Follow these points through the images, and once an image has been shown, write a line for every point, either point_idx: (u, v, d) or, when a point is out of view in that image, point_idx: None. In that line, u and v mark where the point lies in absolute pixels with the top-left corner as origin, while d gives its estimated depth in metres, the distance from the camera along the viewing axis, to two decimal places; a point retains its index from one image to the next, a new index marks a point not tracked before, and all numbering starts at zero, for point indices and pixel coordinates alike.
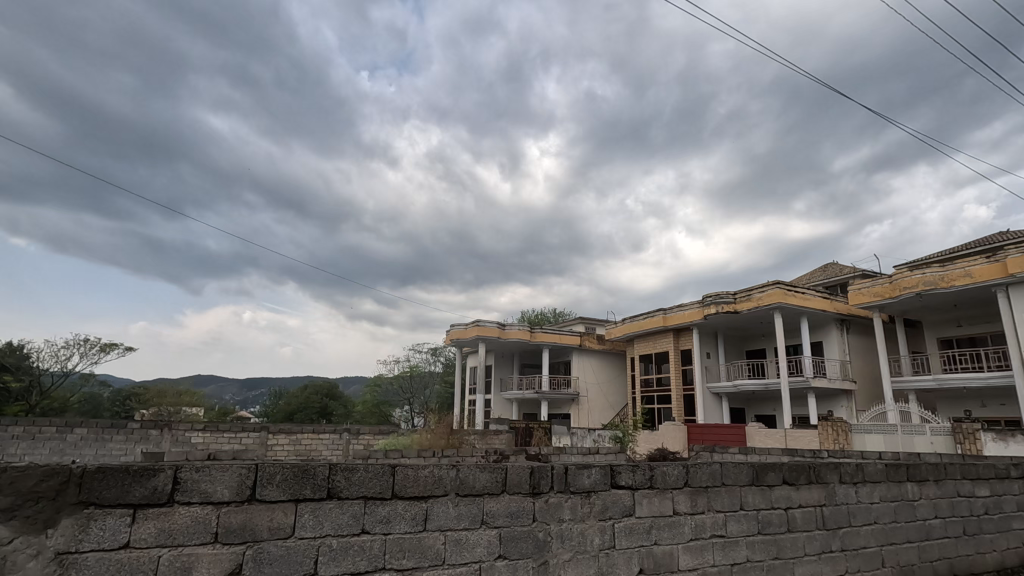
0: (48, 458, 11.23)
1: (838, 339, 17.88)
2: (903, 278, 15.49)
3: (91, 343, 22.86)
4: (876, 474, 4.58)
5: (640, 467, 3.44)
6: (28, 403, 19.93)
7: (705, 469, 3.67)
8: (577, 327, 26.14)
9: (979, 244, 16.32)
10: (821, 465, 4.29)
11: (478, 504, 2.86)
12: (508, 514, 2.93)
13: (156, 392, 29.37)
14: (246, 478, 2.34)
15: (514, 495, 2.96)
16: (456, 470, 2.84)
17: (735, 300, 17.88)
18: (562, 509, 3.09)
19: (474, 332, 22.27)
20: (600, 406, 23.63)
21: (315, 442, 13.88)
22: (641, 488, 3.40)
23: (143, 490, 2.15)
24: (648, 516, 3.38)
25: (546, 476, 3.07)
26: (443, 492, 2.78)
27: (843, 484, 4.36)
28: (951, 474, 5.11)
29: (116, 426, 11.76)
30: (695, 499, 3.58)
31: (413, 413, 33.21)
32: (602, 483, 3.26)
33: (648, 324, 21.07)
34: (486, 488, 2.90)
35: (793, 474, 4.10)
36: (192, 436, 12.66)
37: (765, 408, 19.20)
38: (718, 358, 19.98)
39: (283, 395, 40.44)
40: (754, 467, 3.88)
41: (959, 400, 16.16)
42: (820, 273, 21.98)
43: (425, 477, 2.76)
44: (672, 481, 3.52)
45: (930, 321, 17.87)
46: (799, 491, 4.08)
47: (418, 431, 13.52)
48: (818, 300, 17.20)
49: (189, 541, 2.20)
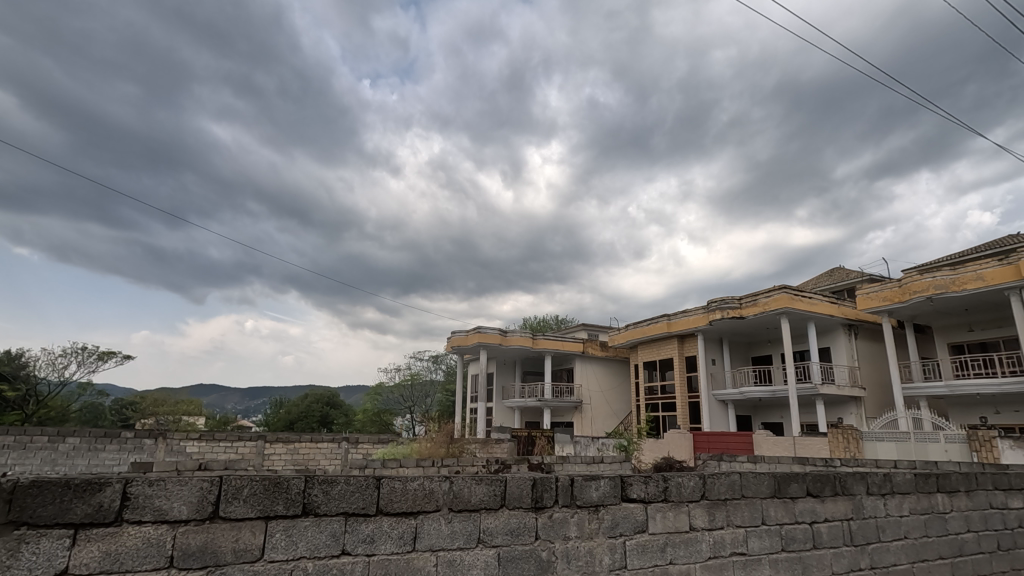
0: (39, 467, 10.90)
1: (846, 345, 17.54)
2: (913, 282, 15.15)
3: (89, 350, 22.66)
4: (905, 485, 4.26)
5: (653, 478, 3.13)
6: (25, 411, 19.63)
7: (723, 480, 3.36)
8: (579, 333, 25.87)
9: (988, 247, 16.02)
10: (848, 475, 3.98)
11: (474, 522, 2.56)
12: (507, 532, 2.63)
13: (153, 401, 29.01)
14: (208, 493, 2.05)
15: (515, 510, 2.67)
16: (450, 482, 2.55)
17: (740, 305, 17.58)
18: (567, 525, 2.79)
19: (474, 340, 21.94)
20: (604, 414, 23.23)
21: (314, 452, 13.59)
22: (655, 501, 3.10)
23: (86, 508, 1.86)
24: (663, 532, 3.07)
25: (550, 489, 2.77)
26: (435, 508, 2.48)
27: (871, 495, 4.04)
28: (983, 484, 4.78)
29: (109, 436, 11.47)
30: (712, 513, 3.27)
31: (414, 421, 32.76)
32: (611, 496, 2.95)
33: (651, 330, 20.79)
34: (483, 502, 2.60)
35: (818, 485, 3.79)
36: (187, 445, 12.40)
37: (772, 416, 18.82)
38: (724, 364, 19.62)
39: (284, 404, 40.07)
40: (776, 478, 3.56)
41: (972, 407, 15.76)
42: (826, 278, 21.68)
43: (414, 490, 2.45)
44: (688, 493, 3.21)
45: (940, 326, 17.50)
46: (825, 504, 3.77)
47: (418, 439, 13.20)
48: (825, 304, 16.84)
49: (140, 566, 1.92)
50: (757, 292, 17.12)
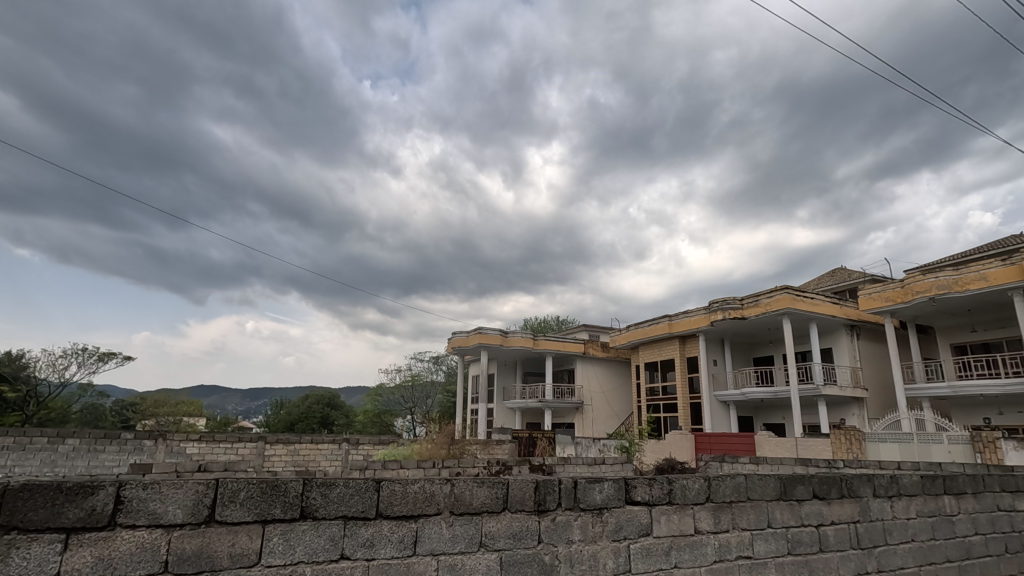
0: (38, 469, 10.84)
1: (848, 346, 17.46)
2: (916, 282, 15.07)
3: (90, 351, 22.63)
4: (912, 487, 4.21)
5: (657, 480, 3.08)
6: (25, 412, 19.57)
7: (728, 482, 3.31)
8: (580, 334, 25.81)
9: (991, 247, 15.96)
10: (854, 477, 3.92)
11: (475, 525, 2.51)
12: (509, 535, 2.58)
13: (154, 402, 28.97)
14: (203, 496, 2.01)
15: (517, 513, 2.62)
16: (451, 485, 2.50)
17: (742, 305, 17.51)
18: (570, 528, 2.74)
19: (475, 340, 21.88)
20: (605, 415, 23.17)
21: (314, 453, 13.54)
22: (660, 504, 3.04)
23: (78, 512, 1.81)
24: (667, 535, 3.02)
25: (553, 492, 2.72)
26: (436, 511, 2.43)
27: (877, 497, 3.99)
28: (990, 486, 4.73)
29: (109, 437, 11.43)
30: (718, 516, 3.22)
31: (414, 422, 32.71)
32: (615, 499, 2.90)
33: (652, 331, 20.73)
34: (485, 505, 2.55)
35: (824, 487, 3.73)
36: (187, 447, 12.33)
37: (773, 417, 18.75)
38: (726, 365, 19.56)
39: (285, 405, 40.01)
40: (782, 480, 3.51)
41: (975, 408, 15.69)
42: (828, 278, 21.61)
43: (415, 493, 2.40)
44: (693, 496, 3.16)
45: (943, 327, 17.43)
46: (831, 506, 3.72)
47: (419, 440, 13.13)
48: (827, 305, 16.77)
49: (133, 572, 1.88)
50: (759, 292, 17.05)
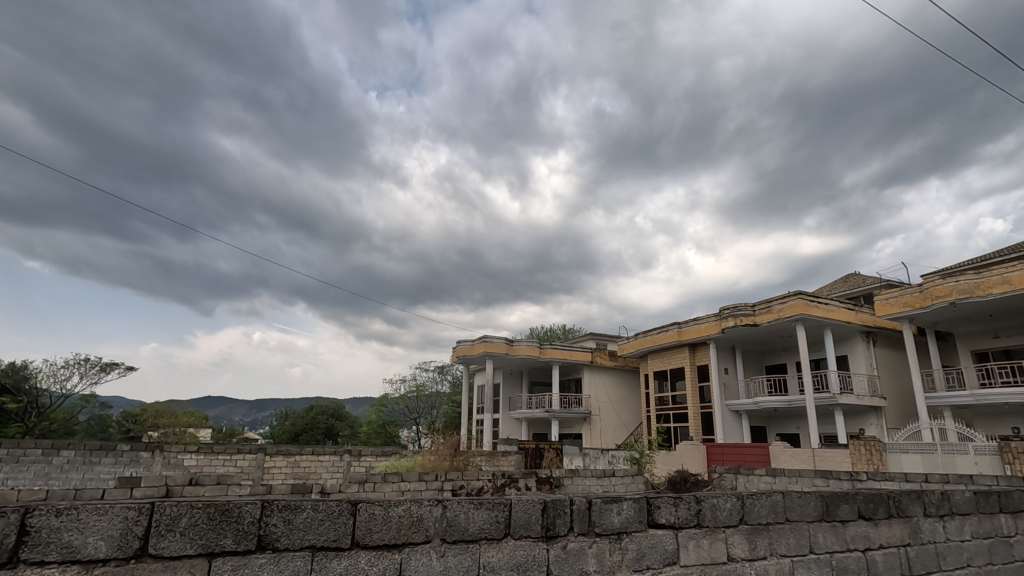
0: (31, 482, 10.50)
1: (864, 353, 16.86)
2: (935, 286, 14.49)
3: (91, 362, 22.41)
4: (965, 505, 3.75)
5: (684, 499, 2.67)
6: (26, 424, 19.46)
7: (764, 501, 2.88)
8: (587, 342, 25.35)
9: (1012, 250, 15.40)
10: (902, 495, 3.48)
11: (472, 554, 2.12)
12: (512, 567, 2.18)
13: (154, 412, 28.07)
14: (132, 526, 1.63)
15: (521, 541, 2.22)
16: (442, 507, 2.10)
17: (753, 312, 16.91)
18: (584, 558, 2.34)
19: (480, 349, 21.48)
20: (613, 425, 22.63)
21: (315, 465, 13.10)
22: (687, 527, 2.63)
23: None
24: (696, 563, 2.60)
25: (563, 514, 2.33)
26: (425, 539, 2.04)
27: (928, 517, 3.53)
28: None
29: (104, 449, 11.13)
30: (753, 540, 2.80)
31: (419, 434, 32.19)
32: (635, 521, 2.50)
33: (662, 338, 20.21)
34: (483, 531, 2.16)
35: (870, 506, 3.29)
36: (184, 459, 11.97)
37: (788, 427, 18.14)
38: (737, 373, 18.98)
39: (290, 415, 39.65)
40: (824, 498, 3.08)
41: (999, 417, 15.03)
42: (841, 284, 21.06)
43: (398, 517, 2.00)
44: (724, 517, 2.74)
45: (962, 333, 16.78)
46: (879, 528, 3.28)
47: (422, 452, 12.68)
48: (842, 311, 16.17)
49: None
50: (770, 298, 16.48)
